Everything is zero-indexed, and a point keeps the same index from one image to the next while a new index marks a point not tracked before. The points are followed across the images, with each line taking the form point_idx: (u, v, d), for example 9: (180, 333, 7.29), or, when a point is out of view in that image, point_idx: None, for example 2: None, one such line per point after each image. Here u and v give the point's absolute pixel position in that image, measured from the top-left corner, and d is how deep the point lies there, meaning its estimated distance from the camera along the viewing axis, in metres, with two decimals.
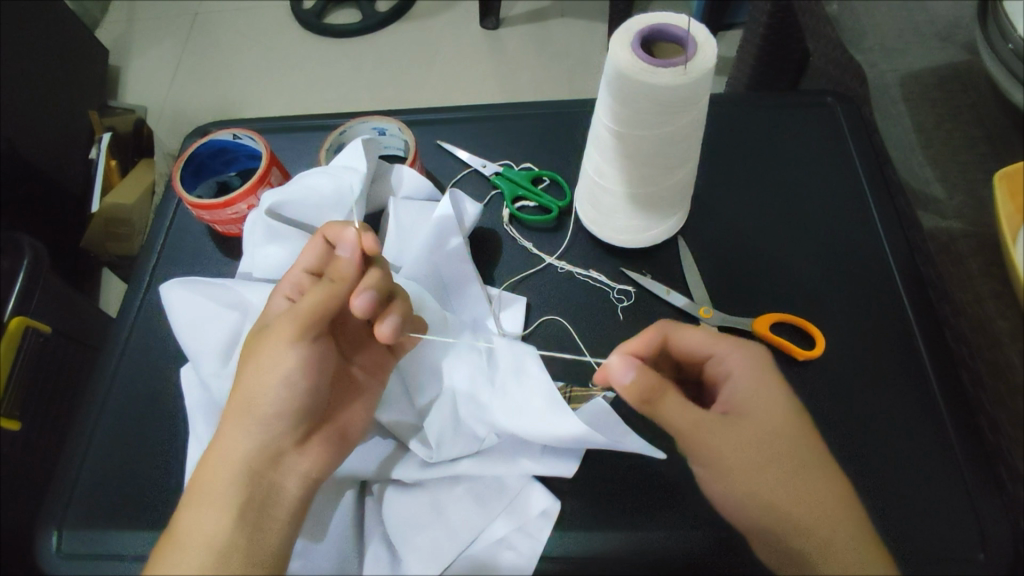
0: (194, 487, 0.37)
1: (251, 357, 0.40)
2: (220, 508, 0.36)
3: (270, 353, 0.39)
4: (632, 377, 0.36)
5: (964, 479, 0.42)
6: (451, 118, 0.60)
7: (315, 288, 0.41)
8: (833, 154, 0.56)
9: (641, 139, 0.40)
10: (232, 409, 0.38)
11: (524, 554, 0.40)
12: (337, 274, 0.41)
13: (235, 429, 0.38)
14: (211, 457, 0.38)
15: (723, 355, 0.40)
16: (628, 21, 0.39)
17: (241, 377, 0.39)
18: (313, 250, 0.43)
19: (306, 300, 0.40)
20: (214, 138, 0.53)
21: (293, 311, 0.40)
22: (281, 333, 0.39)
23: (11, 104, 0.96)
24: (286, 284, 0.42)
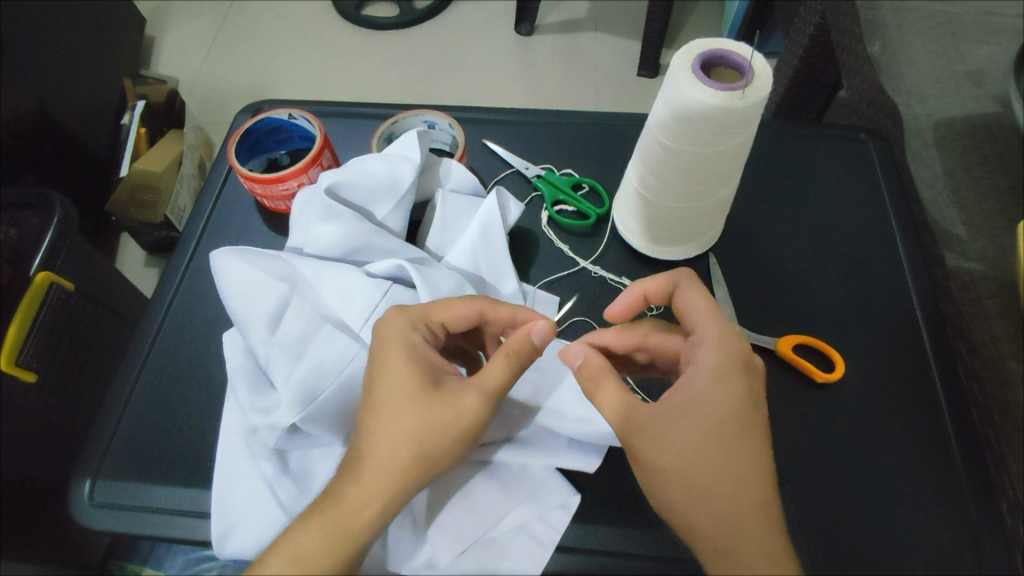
0: (322, 513, 0.37)
1: (422, 415, 0.38)
2: (343, 534, 0.36)
3: (450, 423, 0.38)
4: (580, 358, 0.41)
5: (968, 508, 0.44)
6: (497, 118, 0.63)
7: (499, 363, 0.38)
8: (862, 187, 0.58)
9: (691, 157, 0.42)
10: (388, 463, 0.38)
11: (542, 542, 0.41)
12: (521, 355, 0.38)
13: (386, 480, 0.37)
14: (351, 487, 0.37)
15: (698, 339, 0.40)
16: (689, 45, 0.41)
17: (398, 429, 0.38)
18: (469, 311, 0.41)
19: (490, 375, 0.38)
20: (271, 117, 0.54)
21: (478, 385, 0.39)
22: (462, 407, 0.38)
23: (45, 62, 0.98)
24: (417, 327, 0.41)
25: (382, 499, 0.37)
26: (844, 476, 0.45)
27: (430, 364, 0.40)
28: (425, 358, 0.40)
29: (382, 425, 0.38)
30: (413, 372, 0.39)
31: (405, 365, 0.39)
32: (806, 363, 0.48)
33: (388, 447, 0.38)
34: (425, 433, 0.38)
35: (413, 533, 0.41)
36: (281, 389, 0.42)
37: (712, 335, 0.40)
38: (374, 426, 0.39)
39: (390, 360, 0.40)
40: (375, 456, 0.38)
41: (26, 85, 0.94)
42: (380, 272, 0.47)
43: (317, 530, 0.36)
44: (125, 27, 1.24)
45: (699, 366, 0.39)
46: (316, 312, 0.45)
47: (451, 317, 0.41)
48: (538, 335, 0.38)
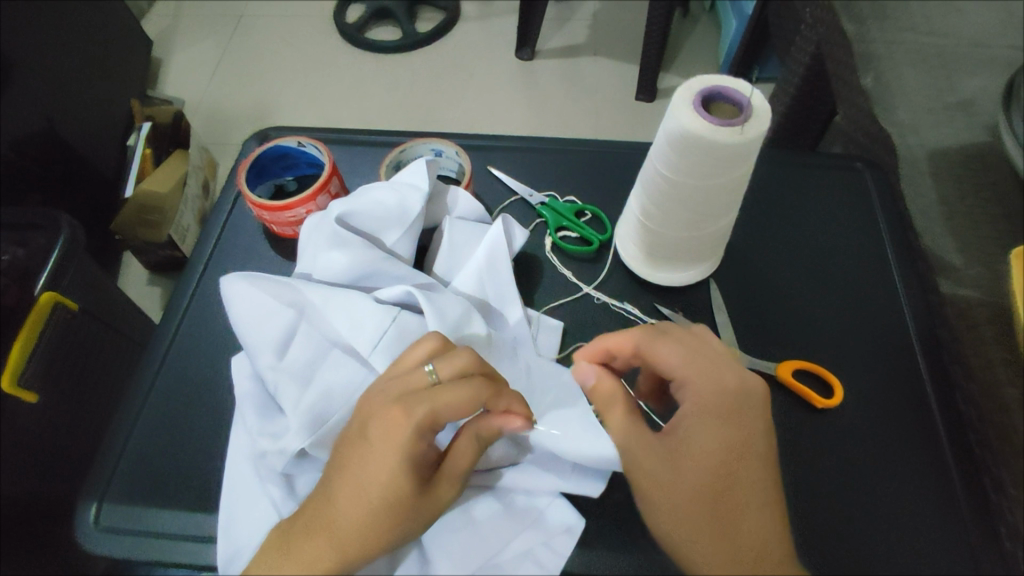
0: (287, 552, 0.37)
1: (396, 500, 0.37)
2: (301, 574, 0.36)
3: (424, 510, 0.39)
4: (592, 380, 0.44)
5: (968, 532, 0.44)
6: (502, 145, 0.64)
7: (471, 451, 0.40)
8: (858, 215, 0.60)
9: (693, 188, 0.43)
10: (371, 541, 0.37)
11: (547, 565, 0.41)
12: (488, 439, 0.41)
13: (360, 553, 0.37)
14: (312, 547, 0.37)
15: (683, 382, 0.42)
16: (690, 81, 0.43)
17: (382, 509, 0.37)
18: (477, 407, 0.38)
19: (460, 461, 0.40)
20: (280, 144, 0.56)
21: (450, 475, 0.39)
22: (437, 497, 0.39)
23: (53, 85, 0.99)
24: (424, 428, 0.38)
25: (352, 560, 0.37)
26: (845, 501, 0.45)
27: (421, 455, 0.38)
28: (421, 452, 0.38)
29: (363, 505, 0.37)
30: (406, 470, 0.37)
31: (404, 468, 0.37)
32: (806, 389, 0.49)
33: (358, 521, 0.37)
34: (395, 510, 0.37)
35: (417, 562, 0.41)
36: (290, 415, 0.43)
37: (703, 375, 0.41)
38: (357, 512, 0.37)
39: (387, 456, 0.37)
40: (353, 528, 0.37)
41: (35, 106, 0.95)
42: (388, 298, 0.47)
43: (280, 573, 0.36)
44: (132, 49, 1.26)
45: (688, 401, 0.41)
46: (324, 338, 0.46)
47: (451, 405, 0.38)
48: (513, 427, 0.41)
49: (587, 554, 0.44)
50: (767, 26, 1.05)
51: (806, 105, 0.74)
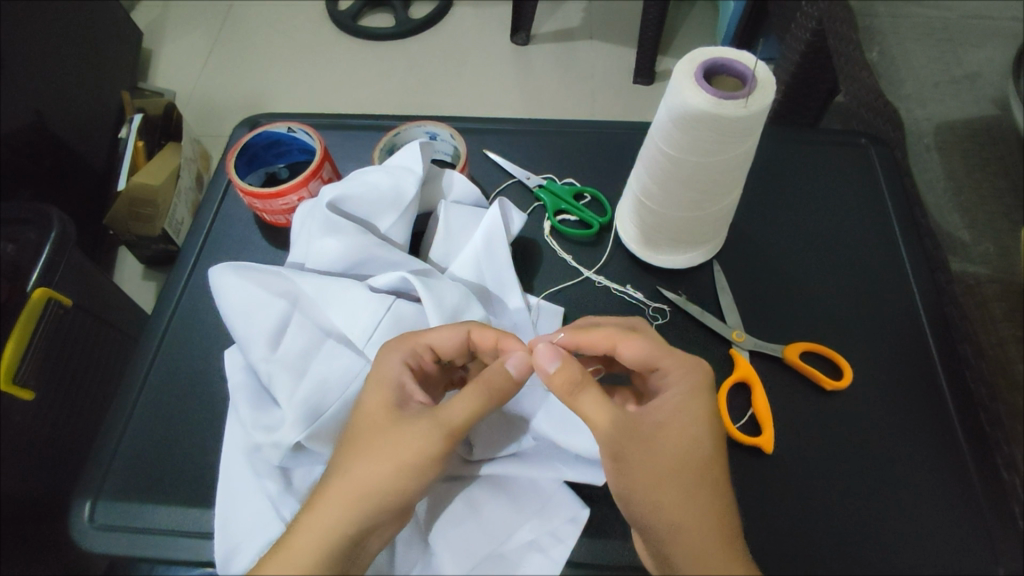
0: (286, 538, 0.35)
1: (378, 441, 0.37)
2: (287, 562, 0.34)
3: (405, 453, 0.36)
4: (555, 368, 0.37)
5: (981, 513, 0.43)
6: (498, 128, 0.63)
7: (468, 393, 0.37)
8: (863, 193, 0.58)
9: (695, 165, 0.42)
10: (354, 496, 0.35)
11: (553, 559, 0.40)
12: (492, 386, 0.38)
13: (343, 513, 0.35)
14: (301, 522, 0.35)
15: (664, 371, 0.40)
16: (692, 53, 0.41)
17: (370, 470, 0.36)
18: (456, 338, 0.41)
19: (457, 404, 0.37)
20: (270, 131, 0.54)
21: (437, 416, 0.37)
22: (409, 437, 0.36)
23: (41, 77, 0.97)
24: (405, 352, 0.41)
25: (333, 527, 0.35)
26: (856, 485, 0.44)
27: (407, 396, 0.39)
28: (404, 388, 0.39)
29: (349, 456, 0.37)
30: (382, 395, 0.38)
31: (380, 394, 0.39)
32: (815, 371, 0.47)
33: (345, 474, 0.36)
34: (378, 454, 0.36)
35: (422, 557, 0.41)
36: (285, 407, 0.42)
37: (672, 365, 0.40)
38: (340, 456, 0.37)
39: (372, 381, 0.39)
40: (341, 492, 0.36)
41: (24, 100, 0.93)
42: (383, 286, 0.46)
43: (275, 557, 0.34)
44: (122, 40, 1.23)
45: (666, 399, 0.39)
46: (318, 328, 0.45)
47: (440, 341, 0.41)
48: (513, 365, 0.38)
49: (591, 544, 0.43)
50: (765, 4, 1.03)
51: (807, 81, 0.72)
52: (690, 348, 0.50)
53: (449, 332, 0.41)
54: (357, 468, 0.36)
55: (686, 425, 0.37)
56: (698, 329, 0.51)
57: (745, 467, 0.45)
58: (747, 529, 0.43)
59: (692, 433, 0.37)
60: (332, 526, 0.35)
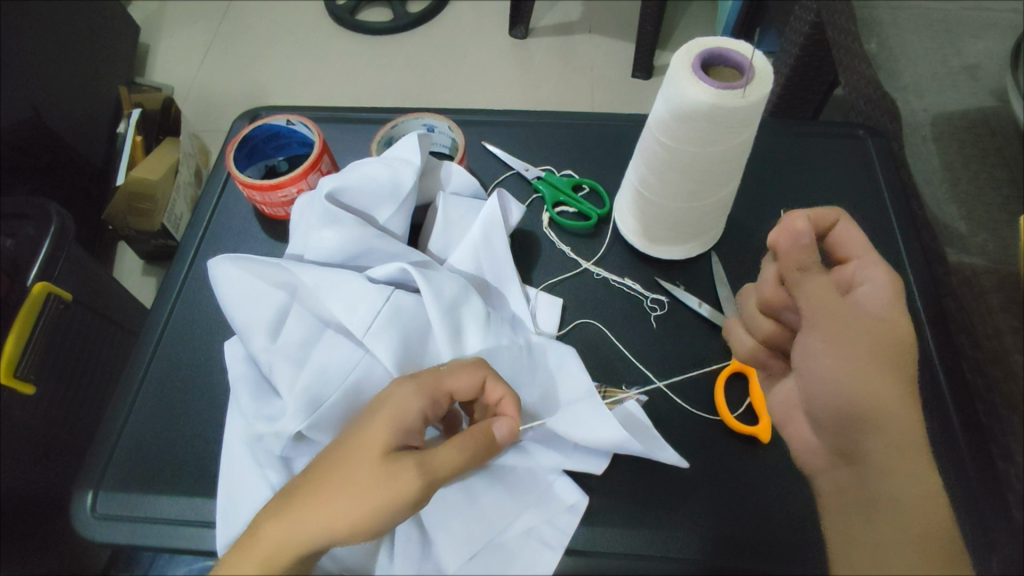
0: (249, 542, 0.36)
1: (367, 478, 0.36)
2: (246, 560, 0.35)
3: (388, 497, 0.36)
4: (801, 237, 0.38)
5: (976, 501, 0.44)
6: (497, 121, 0.63)
7: (458, 451, 0.38)
8: (861, 185, 0.58)
9: (692, 155, 0.42)
10: (328, 523, 0.36)
11: (553, 546, 0.41)
12: (480, 446, 0.38)
13: (311, 537, 0.36)
14: (265, 530, 0.36)
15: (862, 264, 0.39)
16: (689, 43, 0.41)
17: (349, 505, 0.36)
18: (472, 384, 0.40)
19: (448, 457, 0.37)
20: (269, 123, 0.54)
21: (428, 466, 0.37)
22: (402, 484, 0.36)
23: (39, 72, 0.97)
24: (428, 399, 0.39)
25: (296, 546, 0.36)
26: None
27: (409, 436, 0.38)
28: (411, 427, 0.38)
29: (338, 486, 0.36)
30: (387, 434, 0.37)
31: (383, 428, 0.37)
32: None
33: (323, 500, 0.36)
34: (363, 491, 0.36)
35: (420, 544, 0.41)
36: (286, 397, 0.42)
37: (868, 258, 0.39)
38: (326, 480, 0.36)
39: (379, 415, 0.38)
40: (314, 519, 0.36)
41: (22, 95, 0.93)
42: (382, 277, 0.46)
43: (234, 557, 0.36)
44: (119, 35, 1.23)
45: (873, 285, 0.38)
46: (318, 319, 0.45)
47: (457, 384, 0.40)
48: (500, 431, 0.39)
49: (590, 532, 0.43)
50: None
51: (807, 73, 0.72)
52: (688, 339, 0.50)
53: (469, 378, 0.40)
54: (336, 498, 0.36)
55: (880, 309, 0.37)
56: (696, 320, 0.51)
57: (743, 456, 0.45)
58: (744, 516, 0.43)
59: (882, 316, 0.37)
60: (295, 544, 0.36)
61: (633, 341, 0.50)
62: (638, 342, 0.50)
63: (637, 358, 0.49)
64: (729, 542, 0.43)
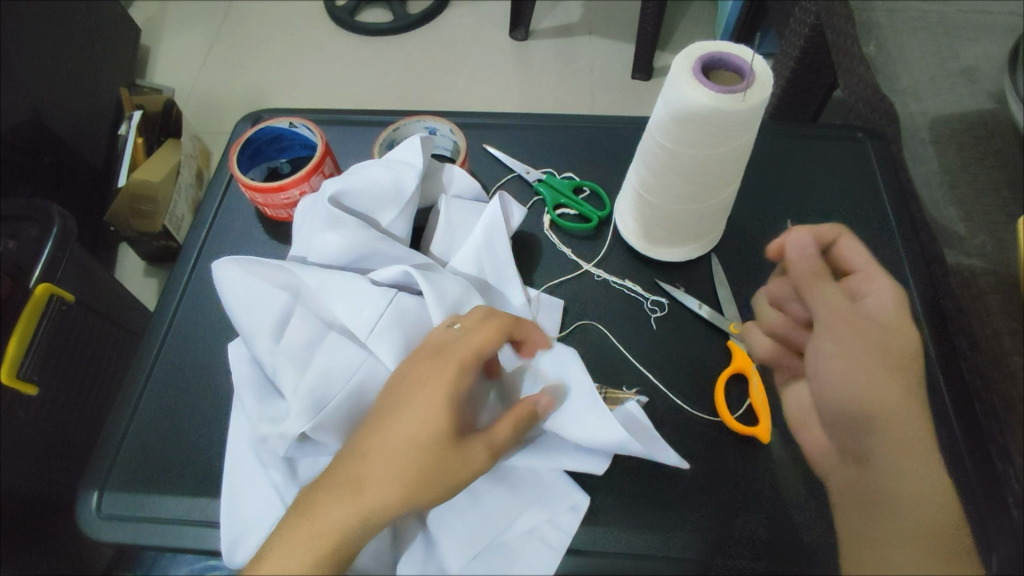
0: (316, 524, 0.37)
1: (434, 457, 0.38)
2: (311, 544, 0.36)
3: (455, 473, 0.38)
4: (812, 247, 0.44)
5: (975, 501, 0.44)
6: (498, 123, 0.63)
7: (512, 425, 0.41)
8: (860, 187, 0.59)
9: (693, 158, 0.42)
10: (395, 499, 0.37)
11: (553, 545, 0.42)
12: (528, 420, 0.42)
13: (381, 511, 0.37)
14: (335, 512, 0.37)
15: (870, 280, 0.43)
16: (690, 47, 0.42)
17: (413, 481, 0.37)
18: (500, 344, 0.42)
19: (503, 431, 0.40)
20: (272, 126, 0.55)
21: (489, 441, 0.40)
22: (473, 461, 0.39)
23: (41, 74, 0.97)
24: (469, 369, 0.40)
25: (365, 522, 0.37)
26: None
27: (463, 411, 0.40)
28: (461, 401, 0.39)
29: (404, 470, 0.37)
30: (445, 415, 0.38)
31: (441, 409, 0.38)
32: None
33: (388, 480, 0.37)
34: (431, 469, 0.38)
35: (424, 543, 0.41)
36: (289, 398, 0.42)
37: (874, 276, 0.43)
38: (387, 458, 0.37)
39: (430, 400, 0.38)
40: (382, 496, 0.37)
41: (24, 97, 0.94)
42: (385, 279, 0.46)
43: (301, 540, 0.36)
44: (120, 37, 1.23)
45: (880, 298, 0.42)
46: (320, 320, 0.45)
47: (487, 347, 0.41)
48: (543, 405, 0.42)
49: (591, 531, 0.44)
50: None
51: (807, 76, 0.73)
52: (688, 340, 0.50)
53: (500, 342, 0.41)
54: (401, 475, 0.37)
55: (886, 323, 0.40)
56: (697, 322, 0.51)
57: (743, 456, 0.46)
58: (746, 516, 0.44)
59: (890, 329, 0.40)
60: (361, 522, 0.37)
61: (634, 342, 0.51)
62: (639, 343, 0.50)
63: (637, 359, 0.50)
64: (729, 542, 0.43)
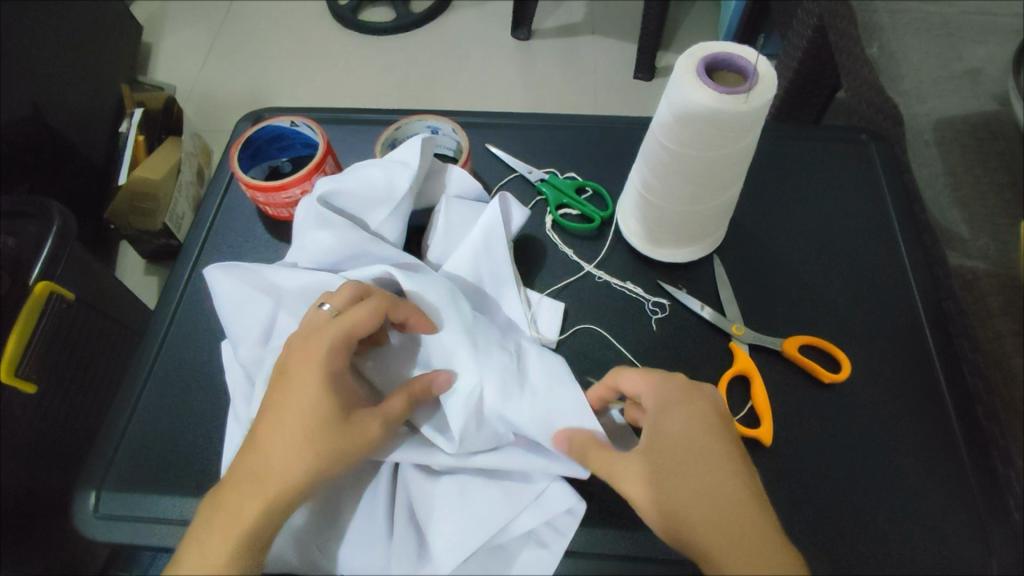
0: (221, 512, 0.37)
1: (314, 435, 0.39)
2: (224, 541, 0.36)
3: (348, 450, 0.39)
4: (588, 415, 0.42)
5: (976, 505, 0.44)
6: (501, 123, 0.63)
7: (399, 400, 0.41)
8: (863, 190, 0.59)
9: (695, 159, 0.42)
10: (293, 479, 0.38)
11: (550, 550, 0.41)
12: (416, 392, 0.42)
13: (281, 493, 0.38)
14: (248, 503, 0.37)
15: (645, 391, 0.41)
16: (693, 47, 0.42)
17: (303, 462, 0.38)
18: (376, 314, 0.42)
19: (391, 404, 0.41)
20: (273, 124, 0.54)
21: (377, 413, 0.41)
22: (364, 434, 0.40)
23: (40, 71, 0.97)
24: (344, 345, 0.41)
25: (267, 508, 0.37)
26: (858, 479, 0.45)
27: (342, 387, 0.41)
28: (338, 379, 0.40)
29: (290, 457, 0.38)
30: (324, 396, 0.39)
31: (315, 384, 0.39)
32: (813, 365, 0.48)
33: (277, 458, 0.38)
34: (318, 448, 0.39)
35: (416, 546, 0.41)
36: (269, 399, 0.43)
37: (666, 389, 0.40)
38: (276, 437, 0.39)
39: (302, 382, 0.39)
40: (283, 477, 0.38)
41: (24, 94, 0.93)
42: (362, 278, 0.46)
43: (210, 540, 0.37)
44: (121, 34, 1.23)
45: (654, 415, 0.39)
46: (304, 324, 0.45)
47: (361, 323, 0.41)
48: (438, 385, 0.43)
49: (590, 533, 0.44)
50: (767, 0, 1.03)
51: (809, 77, 0.72)
52: (690, 342, 0.50)
53: (371, 313, 0.41)
54: (282, 454, 0.38)
55: (677, 428, 0.38)
56: (699, 324, 0.51)
57: None
58: None
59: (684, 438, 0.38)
60: (270, 512, 0.37)
61: (636, 343, 0.50)
62: (641, 344, 0.50)
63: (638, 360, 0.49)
64: None
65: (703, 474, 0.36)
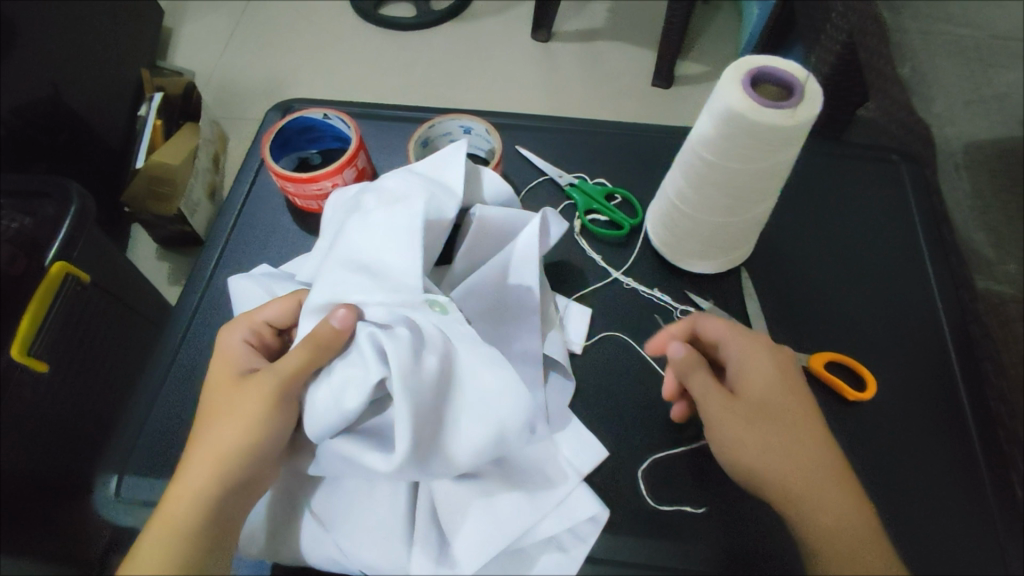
0: (171, 508, 0.39)
1: (225, 415, 0.41)
2: (167, 530, 0.38)
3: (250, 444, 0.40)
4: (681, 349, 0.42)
5: (998, 528, 0.44)
6: (531, 126, 0.63)
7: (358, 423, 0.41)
8: (890, 209, 0.59)
9: (733, 172, 0.42)
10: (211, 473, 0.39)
11: (570, 556, 0.41)
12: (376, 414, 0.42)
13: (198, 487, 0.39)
14: (182, 489, 0.39)
15: (726, 345, 0.44)
16: (737, 62, 0.42)
17: (216, 449, 0.40)
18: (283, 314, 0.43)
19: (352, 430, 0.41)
20: (305, 116, 0.54)
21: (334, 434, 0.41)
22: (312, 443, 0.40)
23: (61, 51, 0.97)
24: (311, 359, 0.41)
25: (186, 498, 0.39)
26: (881, 497, 0.45)
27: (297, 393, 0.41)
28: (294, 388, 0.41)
29: (216, 444, 0.40)
30: (256, 397, 0.40)
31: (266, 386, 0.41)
32: (839, 382, 0.48)
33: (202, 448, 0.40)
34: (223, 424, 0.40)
35: (437, 545, 0.41)
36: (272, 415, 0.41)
37: (741, 345, 0.43)
38: (226, 435, 0.40)
39: (255, 386, 0.41)
40: (198, 473, 0.39)
41: (42, 73, 0.93)
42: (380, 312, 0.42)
43: (154, 532, 0.38)
44: (143, 19, 1.24)
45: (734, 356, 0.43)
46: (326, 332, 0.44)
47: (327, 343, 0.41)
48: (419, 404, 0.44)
49: (612, 540, 0.43)
50: (791, 15, 1.03)
51: (831, 100, 0.68)
52: None
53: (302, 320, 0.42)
54: (211, 440, 0.40)
55: (764, 373, 0.42)
56: None
57: None
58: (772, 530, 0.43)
59: (771, 386, 0.42)
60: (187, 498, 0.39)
61: None
62: None
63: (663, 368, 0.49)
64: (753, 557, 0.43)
65: (803, 463, 0.39)
